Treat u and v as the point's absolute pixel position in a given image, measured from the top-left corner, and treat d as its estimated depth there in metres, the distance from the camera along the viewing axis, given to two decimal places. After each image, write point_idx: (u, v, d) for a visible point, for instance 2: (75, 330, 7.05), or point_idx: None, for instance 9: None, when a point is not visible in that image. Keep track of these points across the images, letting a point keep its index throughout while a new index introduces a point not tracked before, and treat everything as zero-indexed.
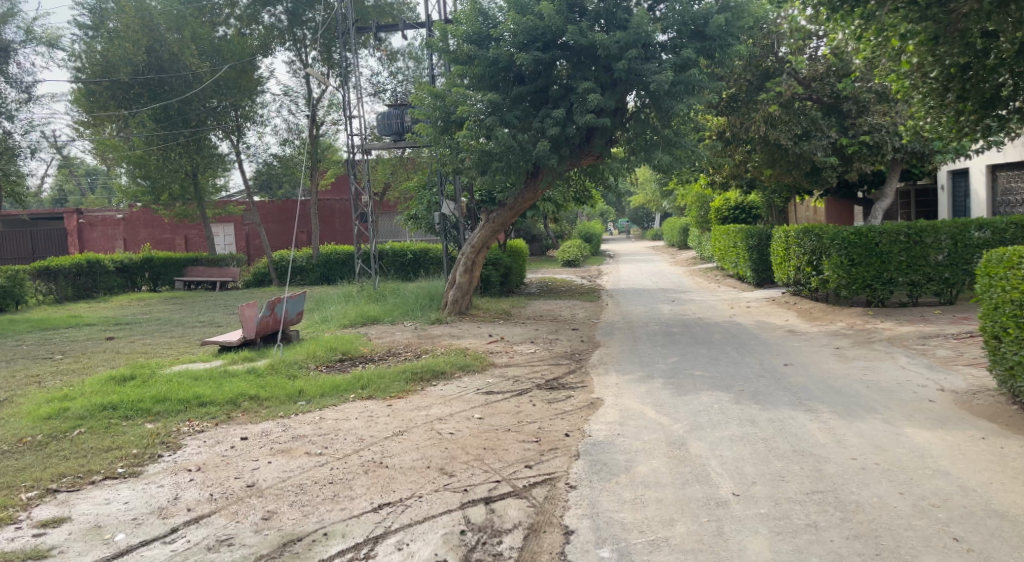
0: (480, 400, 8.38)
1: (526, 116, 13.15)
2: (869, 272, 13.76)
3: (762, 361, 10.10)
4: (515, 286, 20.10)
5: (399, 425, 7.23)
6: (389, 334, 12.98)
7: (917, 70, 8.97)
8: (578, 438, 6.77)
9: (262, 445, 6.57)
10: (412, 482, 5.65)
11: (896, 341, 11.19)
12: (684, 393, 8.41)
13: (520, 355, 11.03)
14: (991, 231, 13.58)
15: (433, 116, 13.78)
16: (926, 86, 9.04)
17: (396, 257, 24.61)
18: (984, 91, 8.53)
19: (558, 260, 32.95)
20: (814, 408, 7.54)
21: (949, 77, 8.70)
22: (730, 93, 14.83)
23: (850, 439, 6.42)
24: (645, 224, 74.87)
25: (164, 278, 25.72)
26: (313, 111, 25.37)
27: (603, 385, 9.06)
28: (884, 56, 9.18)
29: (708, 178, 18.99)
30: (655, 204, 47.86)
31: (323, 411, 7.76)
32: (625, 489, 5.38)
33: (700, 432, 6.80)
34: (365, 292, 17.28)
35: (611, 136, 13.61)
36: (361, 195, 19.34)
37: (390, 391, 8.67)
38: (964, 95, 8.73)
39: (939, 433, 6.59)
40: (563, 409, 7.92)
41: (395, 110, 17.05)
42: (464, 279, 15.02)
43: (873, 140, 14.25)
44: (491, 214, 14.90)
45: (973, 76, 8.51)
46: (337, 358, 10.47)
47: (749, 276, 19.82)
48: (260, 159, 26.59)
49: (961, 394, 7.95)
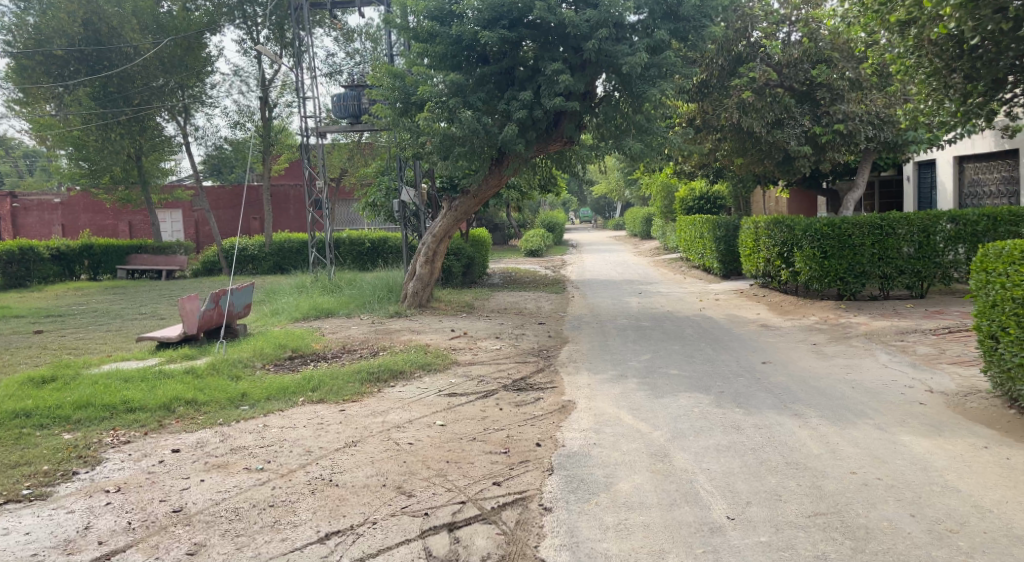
0: (442, 404, 7.71)
1: (490, 99, 12.47)
2: (841, 265, 13.37)
3: (738, 359, 9.60)
4: (477, 276, 19.44)
5: (352, 434, 6.54)
6: (345, 328, 12.23)
7: (925, 47, 8.68)
8: (551, 448, 6.16)
9: (195, 459, 5.83)
10: (366, 505, 4.97)
11: (874, 337, 10.79)
12: (660, 395, 7.85)
13: (485, 352, 10.39)
14: (963, 223, 13.24)
15: (392, 97, 13.05)
16: (929, 68, 8.87)
17: (354, 246, 23.77)
18: (997, 70, 8.29)
19: (521, 249, 32.39)
20: (801, 412, 7.02)
21: (957, 55, 8.54)
22: (701, 79, 14.34)
23: (845, 449, 5.89)
24: (607, 214, 74.60)
25: (105, 266, 24.37)
26: (266, 93, 24.33)
27: (574, 386, 8.48)
28: (893, 30, 8.94)
29: (675, 167, 18.48)
30: (617, 193, 47.35)
31: (269, 418, 7.03)
32: (606, 511, 4.79)
33: (682, 441, 6.23)
34: (320, 283, 16.46)
35: (580, 120, 12.98)
36: (315, 181, 18.45)
37: (343, 393, 7.98)
38: (974, 75, 8.53)
39: (938, 440, 6.09)
40: (532, 414, 7.30)
41: (351, 91, 16.19)
42: (425, 271, 14.28)
43: (846, 129, 13.65)
44: (453, 201, 14.20)
45: (984, 54, 8.30)
46: (286, 357, 9.75)
47: (716, 268, 19.44)
48: (210, 142, 25.54)
49: (952, 395, 7.49)
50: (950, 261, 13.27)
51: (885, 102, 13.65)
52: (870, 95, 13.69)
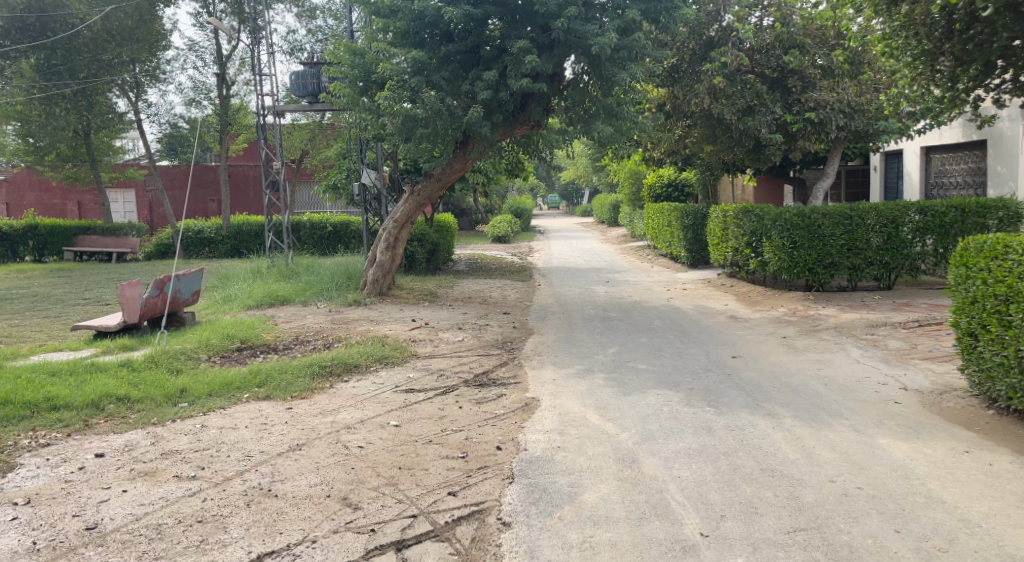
0: (397, 402, 7.27)
1: (454, 78, 11.99)
2: (810, 255, 13.13)
3: (708, 353, 9.29)
4: (441, 263, 18.94)
5: (298, 436, 6.10)
6: (300, 317, 11.70)
7: (914, 29, 8.38)
8: (511, 452, 5.77)
9: (121, 465, 5.40)
10: (306, 519, 4.59)
11: (844, 330, 10.52)
12: (627, 392, 7.49)
13: (446, 344, 9.96)
14: (931, 215, 12.95)
15: (351, 76, 12.50)
16: (916, 49, 8.56)
17: (315, 230, 23.13)
18: (990, 52, 7.98)
19: (487, 235, 31.83)
20: (774, 412, 6.68)
21: (945, 38, 8.24)
22: (672, 64, 14.06)
23: (822, 455, 5.54)
24: (575, 200, 74.19)
25: (51, 247, 23.71)
26: (222, 69, 23.50)
27: (538, 381, 8.08)
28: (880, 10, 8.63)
29: (644, 153, 18.14)
30: (586, 179, 47.01)
31: (208, 417, 6.56)
32: (569, 527, 4.45)
33: (650, 444, 5.87)
34: (277, 268, 15.89)
35: (547, 103, 12.54)
36: (272, 161, 17.77)
37: (291, 389, 7.54)
38: (966, 58, 8.23)
39: (917, 443, 5.75)
40: (494, 413, 6.89)
41: (310, 69, 15.59)
42: (385, 258, 13.74)
43: (817, 117, 13.31)
44: (415, 185, 13.70)
45: (978, 36, 7.99)
46: (234, 348, 9.26)
47: (683, 256, 19.16)
48: (163, 119, 24.77)
49: (926, 393, 7.15)
50: (917, 253, 13.07)
51: (857, 90, 13.23)
52: (842, 83, 13.33)
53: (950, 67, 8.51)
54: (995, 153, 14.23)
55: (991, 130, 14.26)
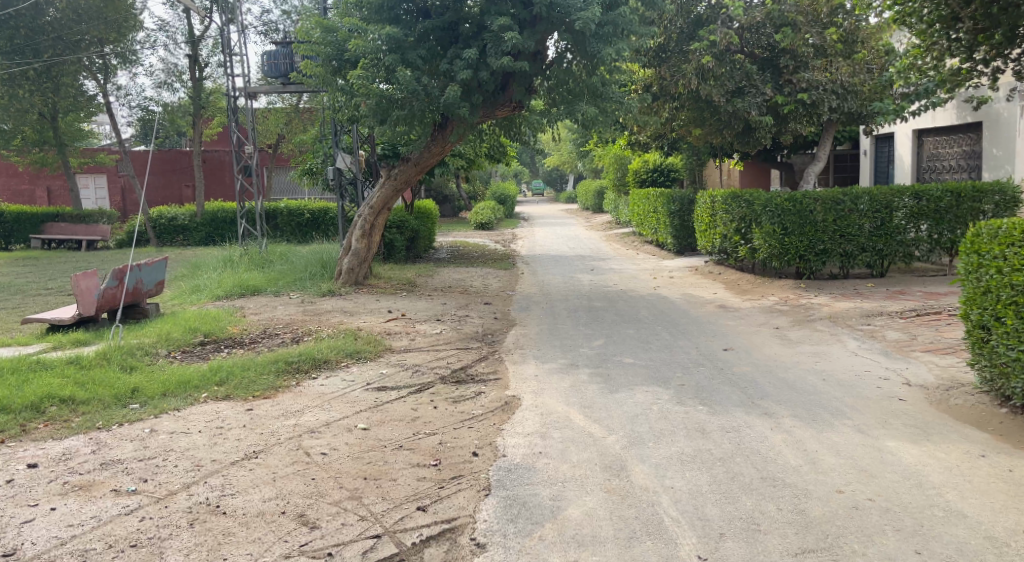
0: (368, 402, 6.77)
1: (431, 57, 11.46)
2: (801, 242, 12.71)
3: (697, 346, 8.83)
4: (421, 252, 18.41)
5: (256, 442, 5.58)
6: (270, 308, 11.14)
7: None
8: (487, 460, 5.29)
9: (54, 478, 4.87)
10: (255, 542, 4.09)
11: (839, 320, 10.09)
12: (614, 390, 7.02)
13: (422, 337, 9.44)
14: (926, 200, 12.51)
15: (322, 53, 11.91)
16: (933, 14, 8.28)
17: (293, 216, 22.53)
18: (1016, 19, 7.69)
19: (470, 221, 31.28)
20: (771, 411, 6.23)
21: (966, 2, 7.93)
22: (658, 43, 13.62)
23: (826, 460, 5.09)
24: (559, 186, 73.74)
25: (17, 236, 23.35)
26: (195, 51, 22.78)
27: (520, 378, 7.59)
28: None
29: (629, 137, 17.66)
30: (570, 164, 46.65)
31: (159, 420, 6.01)
32: (552, 550, 4.00)
33: (639, 449, 5.40)
34: (249, 256, 15.29)
35: (529, 83, 12.01)
36: (244, 146, 17.13)
37: (253, 388, 7.02)
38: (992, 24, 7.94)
39: (928, 446, 5.31)
40: (471, 414, 6.39)
41: (283, 49, 15.02)
42: (361, 245, 13.18)
43: (810, 98, 12.87)
44: (392, 170, 13.14)
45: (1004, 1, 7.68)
46: (196, 343, 8.71)
47: (669, 243, 18.71)
48: (134, 102, 24.19)
49: (932, 389, 6.71)
50: (910, 240, 12.64)
51: (850, 70, 12.73)
52: (835, 63, 12.84)
53: (970, 33, 8.23)
54: (991, 135, 13.84)
55: (987, 111, 13.85)
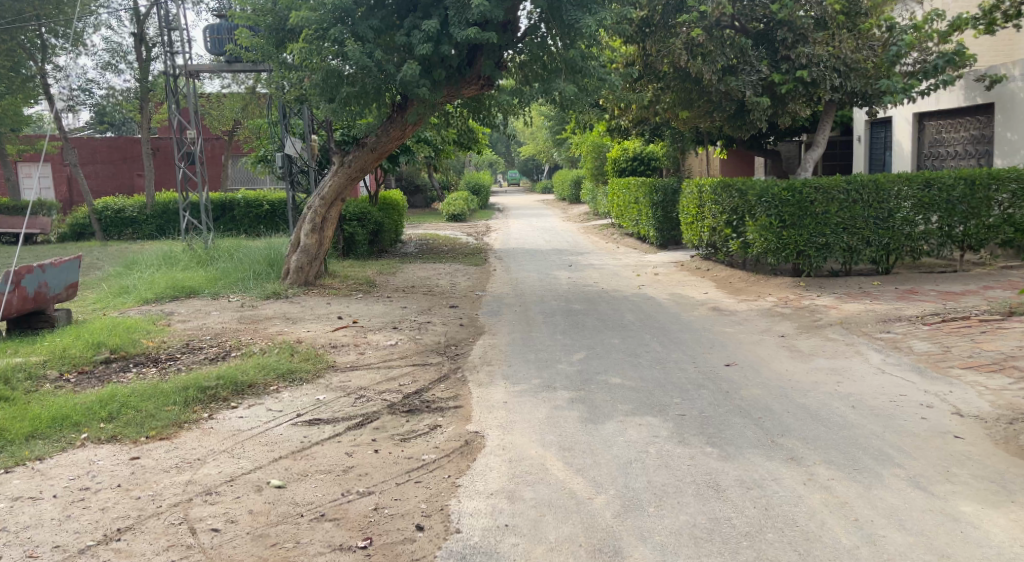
0: (291, 444, 5.35)
1: (386, 28, 10.03)
2: (801, 235, 11.41)
3: (694, 361, 7.52)
4: (385, 246, 16.95)
5: (130, 511, 4.22)
6: (202, 314, 9.68)
7: None
8: (434, 539, 3.94)
9: None
10: None
11: (852, 326, 8.83)
12: (599, 424, 5.67)
13: (373, 351, 8.04)
14: (937, 187, 11.29)
15: (261, 22, 10.54)
16: None
17: (249, 208, 20.97)
18: None
19: (442, 213, 29.73)
20: (799, 456, 4.92)
21: None
22: (643, 16, 12.29)
23: (889, 538, 3.81)
24: (535, 176, 71.85)
25: None
26: (141, 29, 21.10)
27: (485, 406, 6.24)
28: None
29: (608, 122, 16.35)
30: (545, 155, 45.50)
31: (8, 479, 4.63)
32: None
33: (637, 518, 4.10)
34: (192, 252, 13.80)
35: (498, 57, 10.62)
36: (185, 130, 15.54)
37: (151, 424, 5.62)
38: None
39: (1017, 513, 4.03)
40: (419, 462, 5.01)
41: (227, 23, 13.57)
42: (311, 242, 11.71)
43: (809, 76, 11.53)
44: (346, 156, 11.66)
45: None
46: (99, 361, 7.27)
47: (652, 237, 17.42)
48: (77, 86, 22.48)
49: (990, 422, 5.44)
50: (920, 232, 11.38)
51: (853, 45, 11.50)
52: (838, 36, 11.54)
53: None
54: (1004, 118, 12.62)
55: (1001, 91, 12.63)
